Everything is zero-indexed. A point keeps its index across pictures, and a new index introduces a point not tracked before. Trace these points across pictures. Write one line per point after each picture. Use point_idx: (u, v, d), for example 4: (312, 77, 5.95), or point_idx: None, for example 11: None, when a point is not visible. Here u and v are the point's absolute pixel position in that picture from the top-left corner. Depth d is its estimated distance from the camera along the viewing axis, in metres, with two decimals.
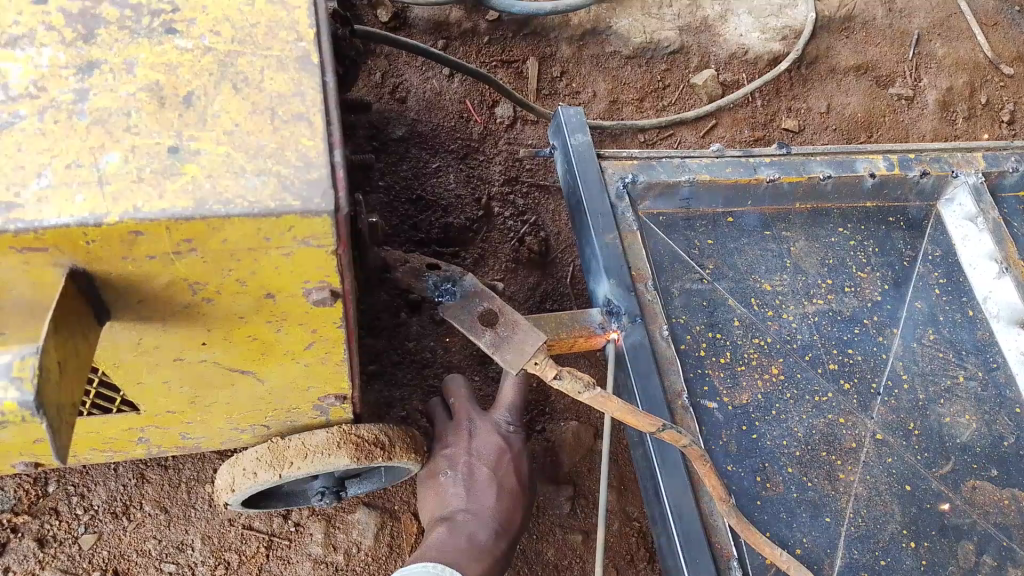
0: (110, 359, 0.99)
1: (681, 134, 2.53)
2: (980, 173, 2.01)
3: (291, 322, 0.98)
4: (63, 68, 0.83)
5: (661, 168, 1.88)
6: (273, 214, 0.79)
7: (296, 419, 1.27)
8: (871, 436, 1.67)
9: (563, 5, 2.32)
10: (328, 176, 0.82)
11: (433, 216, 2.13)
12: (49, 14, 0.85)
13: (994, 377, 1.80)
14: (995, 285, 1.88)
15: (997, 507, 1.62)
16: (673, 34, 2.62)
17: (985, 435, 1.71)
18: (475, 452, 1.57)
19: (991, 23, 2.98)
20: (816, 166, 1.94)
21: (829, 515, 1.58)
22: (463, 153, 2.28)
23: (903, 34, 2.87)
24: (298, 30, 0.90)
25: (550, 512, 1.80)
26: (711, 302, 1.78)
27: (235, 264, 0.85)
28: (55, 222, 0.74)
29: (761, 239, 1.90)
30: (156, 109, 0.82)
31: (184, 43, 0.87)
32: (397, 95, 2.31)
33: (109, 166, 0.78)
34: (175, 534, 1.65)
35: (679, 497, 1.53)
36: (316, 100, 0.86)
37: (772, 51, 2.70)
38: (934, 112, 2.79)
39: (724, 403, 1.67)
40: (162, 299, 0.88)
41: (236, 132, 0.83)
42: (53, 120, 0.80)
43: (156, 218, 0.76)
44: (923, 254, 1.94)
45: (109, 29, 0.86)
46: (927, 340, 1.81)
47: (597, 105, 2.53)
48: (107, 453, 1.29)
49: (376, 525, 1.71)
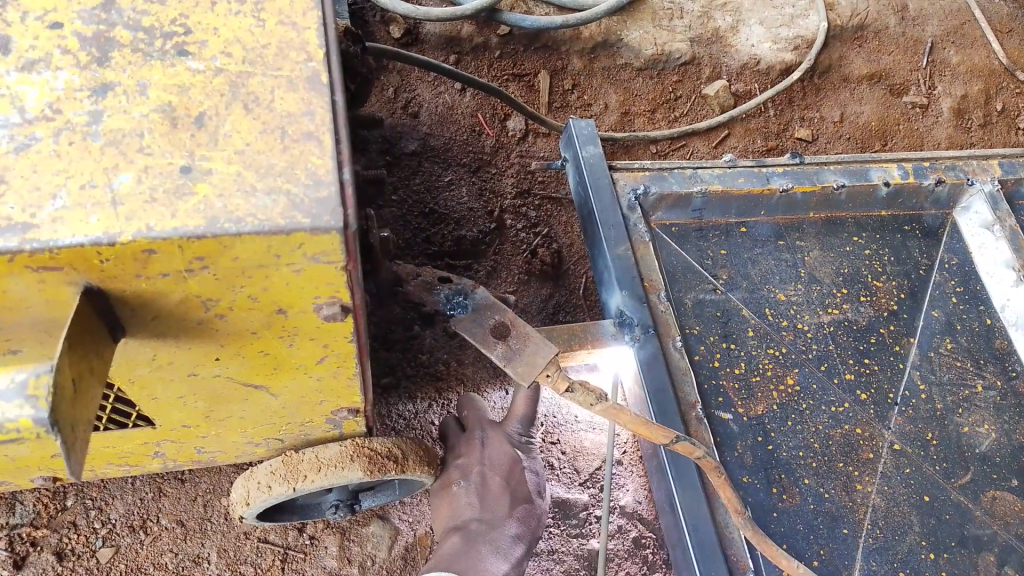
0: (125, 375, 1.00)
1: (693, 145, 2.55)
2: (995, 181, 2.00)
3: (303, 337, 0.99)
4: (77, 91, 0.84)
5: (673, 179, 1.88)
6: (284, 231, 0.80)
7: (310, 432, 1.28)
8: (889, 446, 1.66)
9: (574, 19, 2.35)
10: (336, 194, 0.83)
11: (446, 229, 2.15)
12: (65, 38, 0.87)
13: (1012, 387, 1.78)
14: (1012, 293, 1.86)
15: (1017, 518, 1.60)
16: (684, 45, 2.61)
17: (1005, 445, 1.69)
18: (488, 462, 1.57)
19: (1006, 29, 2.96)
20: (829, 176, 1.94)
21: (847, 527, 1.56)
22: (475, 167, 2.29)
23: (917, 41, 2.85)
24: (308, 50, 0.92)
25: (566, 524, 1.80)
26: (724, 312, 1.78)
27: (247, 281, 0.86)
28: (70, 242, 0.76)
29: (775, 249, 1.89)
30: (168, 129, 0.84)
31: (196, 64, 0.88)
32: (409, 110, 2.32)
33: (123, 186, 0.80)
34: (191, 547, 1.67)
35: (694, 510, 1.52)
36: (325, 119, 0.88)
37: (784, 60, 2.69)
38: (948, 119, 2.79)
39: (739, 414, 1.66)
40: (175, 315, 0.89)
41: (247, 151, 0.84)
42: (67, 142, 0.82)
43: (168, 236, 0.78)
44: (939, 263, 1.93)
45: (122, 51, 0.88)
46: (944, 349, 1.80)
47: (609, 117, 2.55)
48: (124, 467, 1.31)
49: (390, 537, 1.72)
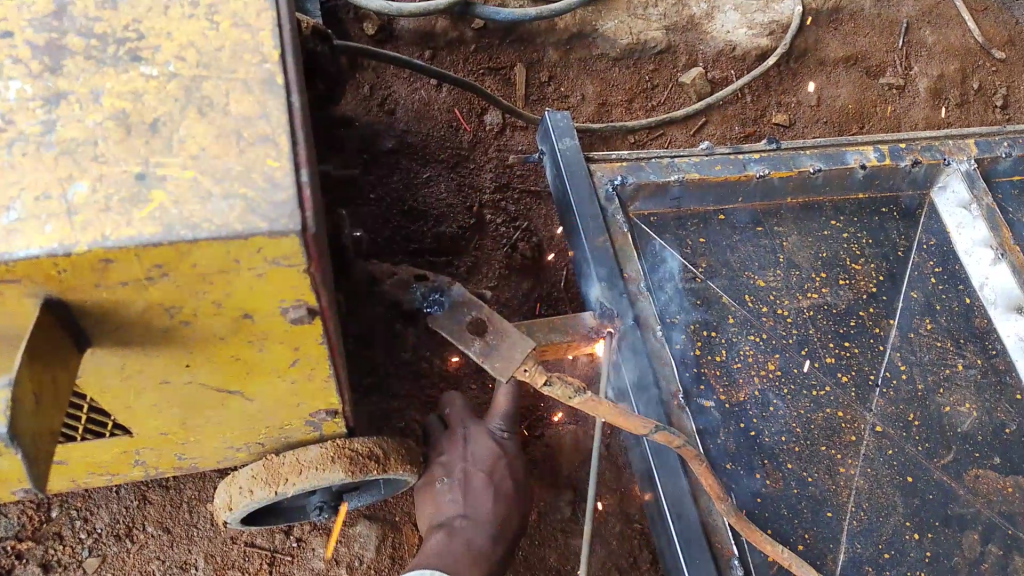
0: (96, 384, 1.01)
1: (671, 133, 2.55)
2: (971, 160, 2.01)
3: (272, 340, 0.99)
4: (30, 101, 0.84)
5: (650, 168, 1.89)
6: (241, 236, 0.80)
7: (290, 435, 1.28)
8: (871, 428, 1.67)
9: (548, 11, 2.36)
10: (295, 197, 0.83)
11: (425, 226, 2.15)
12: (15, 48, 0.87)
13: (993, 365, 1.79)
14: (991, 271, 1.88)
15: (1000, 495, 1.62)
16: (660, 34, 2.61)
17: (986, 423, 1.71)
18: (470, 458, 1.58)
19: (981, 7, 2.97)
20: (806, 160, 1.94)
21: (831, 510, 1.57)
22: (454, 162, 2.29)
23: (892, 23, 2.86)
24: (264, 51, 0.92)
25: (553, 516, 1.81)
26: (704, 300, 1.79)
27: (209, 287, 0.86)
28: (25, 254, 0.76)
29: (754, 235, 1.90)
30: (122, 137, 0.84)
31: (149, 70, 0.88)
32: (386, 107, 2.32)
33: (78, 196, 0.80)
34: (178, 554, 1.67)
35: (678, 496, 1.54)
36: (282, 121, 0.88)
37: (760, 46, 2.69)
38: (925, 99, 2.79)
39: (721, 401, 1.67)
40: (140, 322, 0.89)
41: (203, 156, 0.84)
42: (20, 152, 0.81)
43: (124, 245, 0.77)
44: (918, 244, 1.94)
45: (74, 59, 0.87)
46: (924, 330, 1.81)
47: (586, 108, 2.55)
48: (105, 476, 1.31)
49: (378, 537, 1.73)
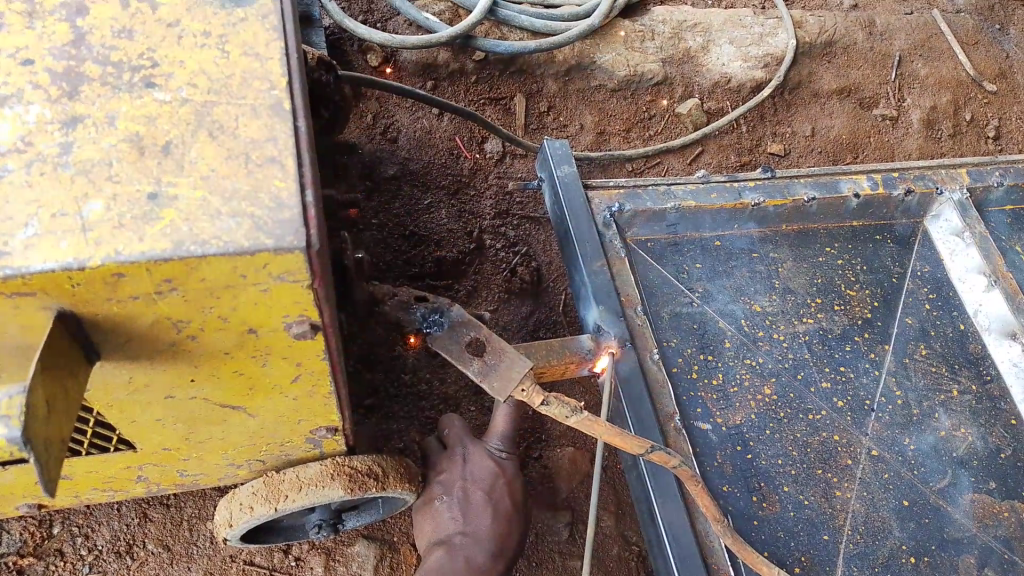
0: (104, 399, 1.03)
1: (669, 162, 2.60)
2: (964, 189, 2.05)
3: (276, 357, 1.02)
4: (49, 124, 0.88)
5: (647, 196, 1.92)
6: (249, 252, 0.83)
7: (290, 453, 1.31)
8: (867, 452, 1.68)
9: (547, 43, 2.42)
10: (299, 216, 0.86)
11: (425, 251, 2.18)
12: (36, 74, 0.91)
13: (987, 391, 1.81)
14: (984, 298, 1.91)
15: (997, 519, 1.63)
16: (657, 66, 2.67)
17: (982, 447, 1.72)
18: (469, 477, 1.60)
19: (973, 42, 3.04)
20: (800, 189, 1.98)
21: (827, 532, 1.58)
22: (454, 189, 2.34)
23: (885, 56, 2.92)
24: (271, 79, 0.96)
25: (550, 538, 1.81)
26: (701, 324, 1.81)
27: (216, 301, 0.89)
28: (41, 267, 0.79)
29: (750, 261, 1.93)
30: (136, 158, 0.87)
31: (162, 95, 0.92)
32: (388, 135, 2.37)
33: (93, 214, 0.83)
34: (177, 572, 1.68)
35: (674, 520, 1.55)
36: (288, 144, 0.92)
37: (755, 78, 2.76)
38: (919, 130, 2.85)
39: (718, 424, 1.68)
40: (148, 337, 0.92)
41: (212, 177, 0.88)
42: (39, 172, 0.85)
43: (136, 259, 0.81)
44: (912, 270, 1.97)
45: (91, 85, 0.91)
46: (919, 355, 1.83)
47: (585, 137, 2.60)
48: (108, 492, 1.33)
49: (376, 556, 1.74)
